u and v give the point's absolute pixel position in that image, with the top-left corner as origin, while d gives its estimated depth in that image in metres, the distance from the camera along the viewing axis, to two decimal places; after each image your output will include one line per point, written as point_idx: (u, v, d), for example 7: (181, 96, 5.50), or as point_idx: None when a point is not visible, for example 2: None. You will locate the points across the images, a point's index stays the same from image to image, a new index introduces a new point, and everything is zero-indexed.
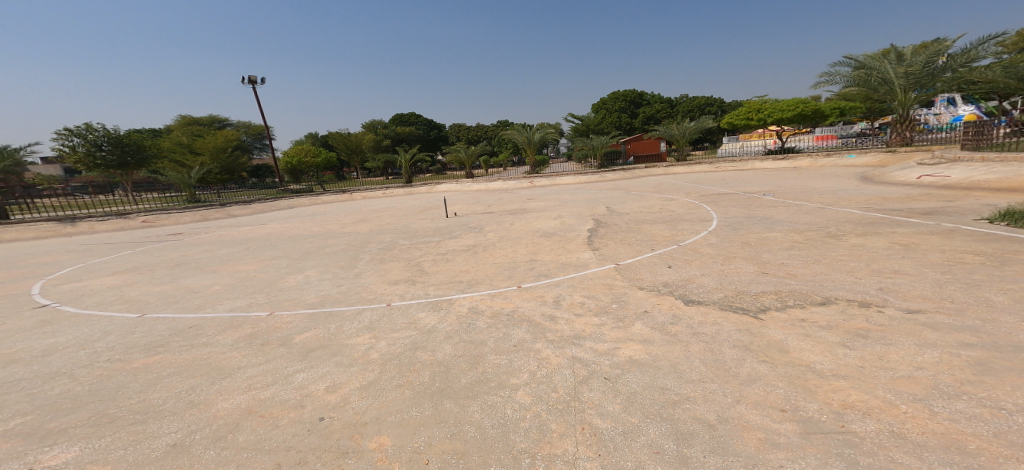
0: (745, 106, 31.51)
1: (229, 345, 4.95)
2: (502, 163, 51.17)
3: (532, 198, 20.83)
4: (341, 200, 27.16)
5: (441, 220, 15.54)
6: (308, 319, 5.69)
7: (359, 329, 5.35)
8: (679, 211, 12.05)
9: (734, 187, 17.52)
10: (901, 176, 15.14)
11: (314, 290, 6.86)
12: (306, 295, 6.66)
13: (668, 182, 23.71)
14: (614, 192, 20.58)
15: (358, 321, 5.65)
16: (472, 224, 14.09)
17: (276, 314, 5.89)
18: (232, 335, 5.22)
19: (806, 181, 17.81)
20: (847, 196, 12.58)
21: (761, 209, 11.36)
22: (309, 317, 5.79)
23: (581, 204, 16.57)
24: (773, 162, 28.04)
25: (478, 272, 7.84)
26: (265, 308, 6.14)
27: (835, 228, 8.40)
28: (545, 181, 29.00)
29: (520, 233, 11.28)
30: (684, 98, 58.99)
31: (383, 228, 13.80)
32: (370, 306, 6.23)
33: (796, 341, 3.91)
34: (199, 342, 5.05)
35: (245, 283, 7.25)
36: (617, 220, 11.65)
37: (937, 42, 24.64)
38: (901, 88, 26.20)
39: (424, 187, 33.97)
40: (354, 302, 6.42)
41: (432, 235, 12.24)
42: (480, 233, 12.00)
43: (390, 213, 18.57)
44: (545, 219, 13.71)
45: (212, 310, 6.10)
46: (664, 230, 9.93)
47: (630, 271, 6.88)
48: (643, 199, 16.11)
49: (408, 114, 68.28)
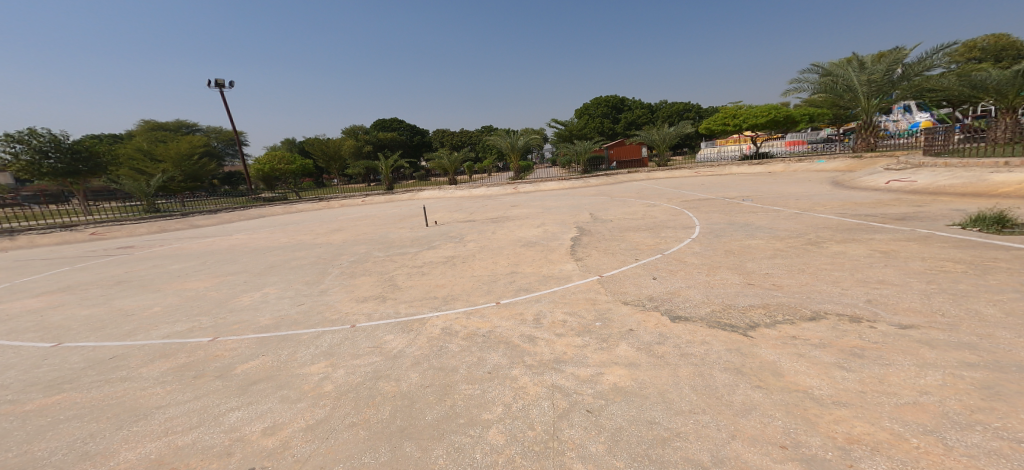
0: (721, 111, 32.08)
1: (152, 380, 4.59)
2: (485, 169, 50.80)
3: (515, 205, 20.55)
4: (317, 209, 26.32)
5: (419, 229, 15.09)
6: (256, 345, 5.33)
7: (315, 356, 5.04)
8: (662, 218, 11.93)
9: (714, 192, 17.59)
10: (870, 180, 15.43)
11: (267, 312, 6.36)
12: (261, 317, 6.21)
13: (650, 187, 23.80)
14: (597, 198, 20.52)
15: (317, 347, 5.25)
16: (450, 233, 13.68)
17: (219, 340, 5.49)
18: (159, 367, 4.85)
19: (782, 186, 18.02)
20: (822, 202, 12.70)
21: (742, 215, 11.34)
22: (258, 342, 5.42)
23: (562, 212, 16.37)
24: (748, 167, 28.55)
25: (455, 286, 7.48)
26: (207, 335, 5.65)
27: (815, 235, 8.35)
28: (529, 187, 28.80)
29: (501, 243, 10.97)
30: (663, 103, 59.92)
31: (358, 239, 13.27)
32: (333, 328, 5.80)
33: (789, 362, 3.66)
34: (115, 377, 4.65)
35: (191, 304, 6.71)
36: (598, 228, 11.44)
37: (897, 51, 25.56)
38: (864, 95, 27.03)
39: (406, 194, 33.29)
40: (315, 323, 5.99)
41: (408, 246, 11.79)
42: (459, 244, 11.62)
43: (367, 222, 17.99)
44: (527, 227, 13.43)
45: (143, 337, 5.61)
46: (647, 238, 9.76)
47: (613, 285, 6.64)
48: (626, 206, 16.01)
49: (390, 119, 67.26)
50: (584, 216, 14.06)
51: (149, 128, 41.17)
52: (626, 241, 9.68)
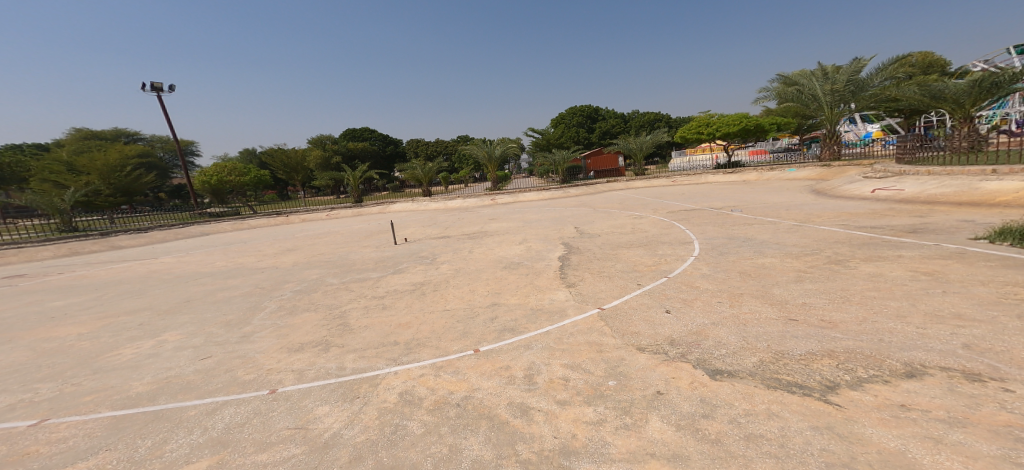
0: (694, 121, 32.16)
1: None
2: (462, 179, 49.56)
3: (494, 218, 19.30)
4: (274, 224, 24.16)
5: (386, 247, 13.57)
6: (105, 432, 3.78)
7: (187, 452, 3.52)
8: (653, 236, 10.93)
9: (699, 203, 16.83)
10: (851, 189, 14.89)
11: (148, 372, 4.75)
12: (136, 381, 4.59)
13: (632, 197, 23.13)
14: (579, 209, 19.53)
15: (201, 432, 3.75)
16: (419, 253, 12.22)
17: (46, 424, 3.90)
18: None
19: (765, 195, 17.46)
20: (812, 212, 11.91)
21: (740, 229, 10.51)
22: (111, 426, 3.87)
23: (542, 226, 15.18)
24: (723, 176, 28.48)
25: (424, 327, 6.12)
26: (31, 415, 4.05)
27: (832, 250, 7.39)
28: (508, 198, 27.61)
29: (479, 264, 9.66)
30: (635, 114, 60.44)
31: (312, 260, 11.65)
32: (238, 397, 4.26)
33: (925, 454, 2.61)
34: None
35: (41, 363, 5.05)
36: (585, 248, 10.32)
37: (858, 61, 25.83)
38: (827, 104, 27.22)
39: (377, 207, 31.40)
40: (216, 388, 4.44)
41: (369, 268, 10.27)
42: (431, 266, 10.19)
43: (328, 239, 16.27)
44: (506, 244, 12.18)
45: None
46: (643, 259, 8.68)
47: (620, 323, 5.45)
48: (613, 219, 15.02)
49: (360, 128, 64.82)
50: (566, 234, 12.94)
51: (82, 136, 37.61)
52: (618, 264, 8.53)
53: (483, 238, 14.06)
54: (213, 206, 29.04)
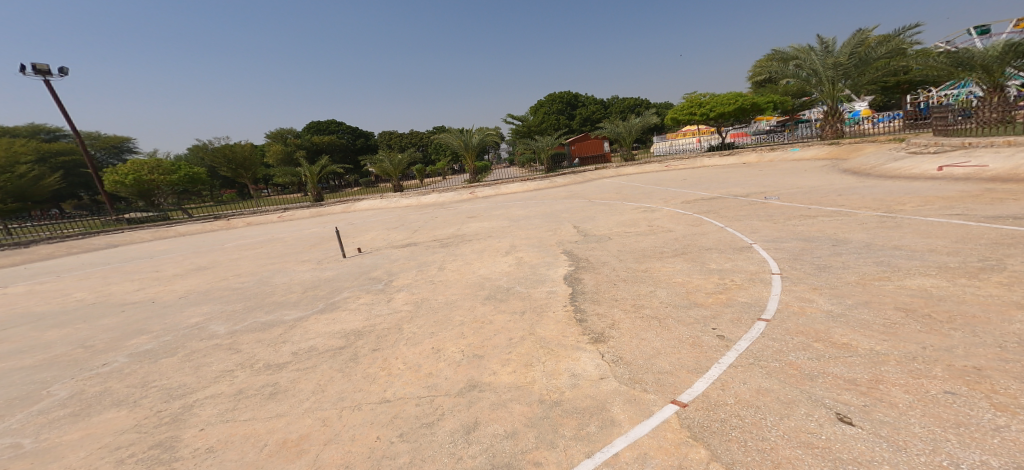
0: (687, 100, 29.31)
1: None
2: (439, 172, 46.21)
3: (473, 215, 16.12)
4: (209, 230, 20.34)
5: (329, 262, 10.36)
6: None
7: None
8: (686, 239, 8.02)
9: (716, 190, 14.00)
10: (901, 166, 12.08)
11: None
12: None
13: (629, 185, 20.37)
14: (573, 201, 16.63)
15: None
16: (369, 273, 9.05)
17: None
18: None
19: (789, 178, 14.76)
20: (878, 196, 9.11)
21: (804, 223, 7.74)
22: None
23: (530, 226, 12.15)
24: (721, 158, 25.94)
25: (336, 459, 3.17)
26: None
27: (1013, 259, 4.58)
28: (488, 191, 24.41)
29: (453, 296, 6.71)
30: (616, 99, 57.82)
31: (217, 284, 8.40)
32: None
33: None
34: None
35: None
36: (601, 264, 7.38)
37: (862, 31, 21.08)
38: (829, 81, 22.53)
39: (339, 205, 27.68)
40: None
41: (288, 300, 7.13)
42: (381, 298, 7.09)
43: (262, 251, 12.95)
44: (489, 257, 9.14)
45: None
46: (696, 279, 5.77)
47: (759, 457, 2.63)
48: (619, 214, 12.09)
49: (325, 121, 60.18)
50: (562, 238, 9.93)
51: None
52: (659, 292, 5.60)
53: (458, 246, 10.97)
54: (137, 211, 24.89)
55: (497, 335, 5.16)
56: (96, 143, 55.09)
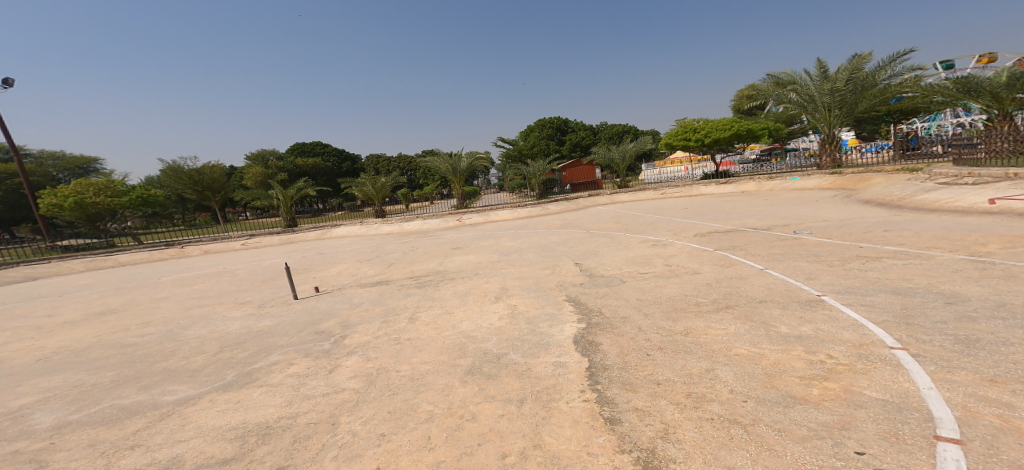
0: (679, 125, 28.35)
1: None
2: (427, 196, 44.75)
3: (458, 246, 14.36)
4: (163, 262, 18.22)
5: (273, 307, 8.46)
6: None
7: None
8: (724, 284, 6.36)
9: (729, 220, 12.58)
10: (936, 195, 10.80)
11: None
12: None
13: (627, 214, 18.98)
14: (569, 232, 15.11)
15: None
16: (319, 323, 7.17)
17: None
18: None
19: (805, 207, 13.47)
20: (938, 233, 7.67)
21: (867, 264, 6.18)
22: None
23: (523, 263, 10.43)
24: (718, 186, 24.90)
25: None
26: None
27: None
28: (475, 218, 22.75)
29: (426, 374, 4.94)
30: (604, 125, 57.72)
31: (112, 342, 6.50)
32: None
33: None
34: None
35: None
36: (622, 323, 5.64)
37: (859, 55, 19.83)
38: (826, 108, 21.19)
39: (314, 231, 25.58)
40: None
41: (188, 370, 5.24)
42: (323, 370, 5.24)
43: (202, 290, 10.99)
44: (473, 310, 7.32)
45: None
46: (768, 352, 4.06)
47: None
48: (625, 250, 10.49)
49: (311, 143, 58.39)
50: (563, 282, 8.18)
51: None
52: (721, 372, 3.91)
53: (437, 287, 9.14)
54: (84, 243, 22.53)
55: (483, 450, 3.46)
56: (60, 164, 52.62)
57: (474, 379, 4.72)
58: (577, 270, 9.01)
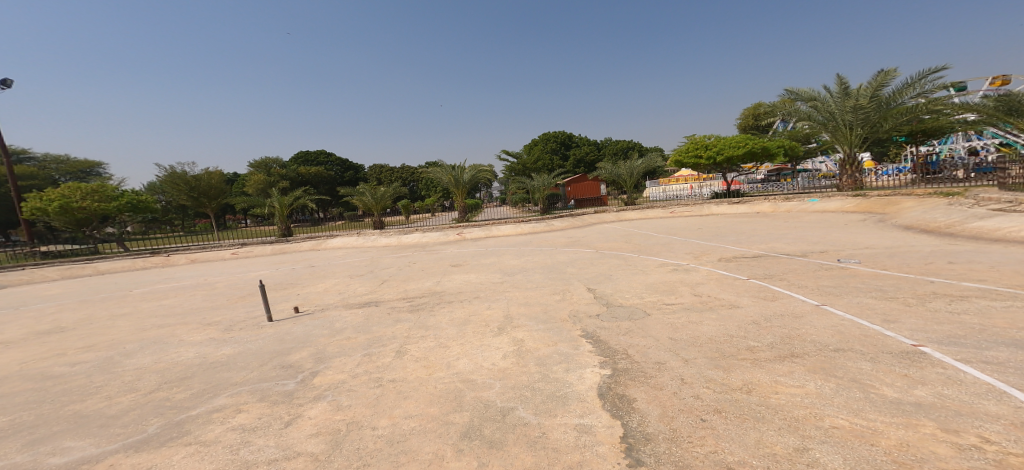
0: (690, 141, 27.55)
1: None
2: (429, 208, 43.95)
3: (457, 263, 13.29)
4: (146, 274, 17.23)
5: (239, 332, 7.41)
6: None
7: None
8: (777, 324, 5.24)
9: (754, 243, 11.54)
10: (989, 221, 9.78)
11: None
12: None
13: (638, 233, 17.97)
14: (578, 251, 14.10)
15: None
16: (286, 356, 6.11)
17: None
18: None
19: (835, 232, 12.46)
20: (1016, 267, 6.62)
21: (952, 306, 5.11)
22: None
23: (529, 287, 9.34)
24: (731, 206, 23.93)
25: None
26: None
27: None
28: (477, 232, 21.74)
29: (411, 437, 3.86)
30: (609, 142, 57.24)
31: (33, 374, 5.42)
32: None
33: None
34: None
35: None
36: (659, 371, 4.52)
37: (883, 72, 19.14)
38: (849, 125, 20.26)
39: (309, 241, 24.55)
40: None
41: (104, 421, 4.15)
42: (279, 423, 4.17)
43: (170, 308, 9.99)
44: (471, 346, 6.19)
45: None
46: (884, 427, 3.04)
47: None
48: (643, 275, 9.41)
49: (315, 152, 57.86)
50: (576, 314, 7.06)
51: None
52: (823, 457, 2.90)
53: (429, 313, 8.02)
54: (67, 254, 21.65)
55: None
56: (62, 167, 52.33)
57: (473, 447, 3.64)
58: (591, 300, 7.90)
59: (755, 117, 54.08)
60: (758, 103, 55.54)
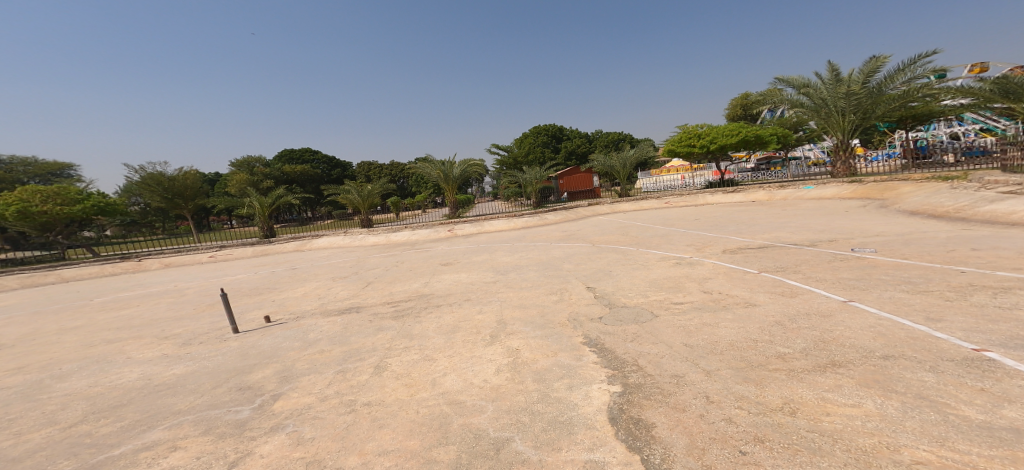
0: (682, 131, 27.09)
1: None
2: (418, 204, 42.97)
3: (447, 262, 12.57)
4: (117, 281, 16.29)
5: (198, 347, 6.69)
6: None
7: None
8: (805, 324, 4.62)
9: (758, 233, 11.02)
10: (1003, 203, 9.34)
11: None
12: None
13: (635, 225, 17.40)
14: (574, 245, 13.48)
15: None
16: (248, 376, 5.43)
17: None
18: None
19: (840, 218, 11.98)
20: None
21: (999, 300, 4.56)
22: None
23: (523, 288, 8.68)
24: (725, 195, 23.52)
25: None
26: None
27: None
28: (468, 228, 21.00)
29: None
30: (600, 133, 56.61)
31: None
32: None
33: None
34: None
35: None
36: (677, 387, 3.90)
37: (875, 57, 18.67)
38: (841, 112, 19.77)
39: (293, 242, 23.54)
40: None
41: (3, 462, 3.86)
42: (221, 464, 3.71)
43: (130, 319, 9.20)
44: (460, 359, 5.53)
45: None
46: (986, 464, 2.61)
47: None
48: (645, 271, 8.81)
49: (299, 149, 56.28)
50: (577, 319, 6.45)
51: None
52: None
53: (416, 319, 7.36)
54: (31, 263, 20.64)
55: None
56: (33, 170, 50.28)
57: None
58: (592, 302, 7.28)
59: (744, 106, 53.92)
60: (745, 92, 55.52)
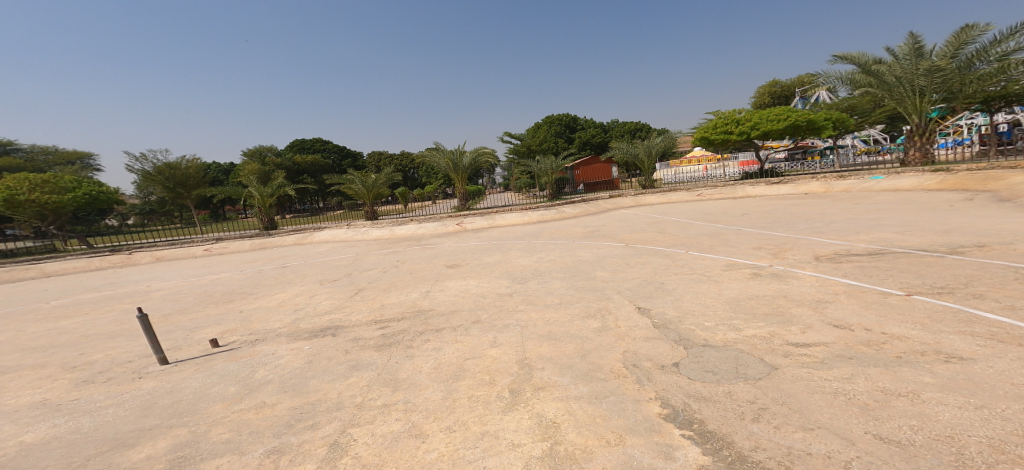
0: (718, 117, 24.37)
1: None
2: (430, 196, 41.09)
3: (453, 263, 10.50)
4: (95, 278, 14.77)
5: (94, 389, 4.80)
6: None
7: None
8: None
9: (849, 232, 8.62)
10: None
11: None
12: None
13: (671, 221, 15.06)
14: (603, 246, 11.30)
15: None
16: (128, 461, 3.54)
17: None
18: None
19: (949, 214, 9.49)
20: None
21: None
22: None
23: (550, 310, 6.52)
24: (770, 186, 20.82)
25: None
26: None
27: None
28: (480, 222, 18.92)
29: None
30: (617, 123, 53.77)
31: None
32: None
33: None
34: None
35: None
36: None
37: (967, 26, 15.82)
38: (921, 91, 17.01)
39: (293, 235, 21.81)
40: None
41: None
42: None
43: (58, 334, 7.41)
44: (464, 443, 3.51)
45: None
46: None
47: None
48: (714, 283, 6.57)
49: (311, 140, 54.95)
50: (641, 374, 4.21)
51: None
52: None
53: (396, 368, 5.17)
54: (18, 257, 19.40)
55: None
56: (53, 159, 50.13)
57: None
58: (655, 336, 5.06)
59: (771, 94, 50.59)
60: (772, 79, 52.14)
